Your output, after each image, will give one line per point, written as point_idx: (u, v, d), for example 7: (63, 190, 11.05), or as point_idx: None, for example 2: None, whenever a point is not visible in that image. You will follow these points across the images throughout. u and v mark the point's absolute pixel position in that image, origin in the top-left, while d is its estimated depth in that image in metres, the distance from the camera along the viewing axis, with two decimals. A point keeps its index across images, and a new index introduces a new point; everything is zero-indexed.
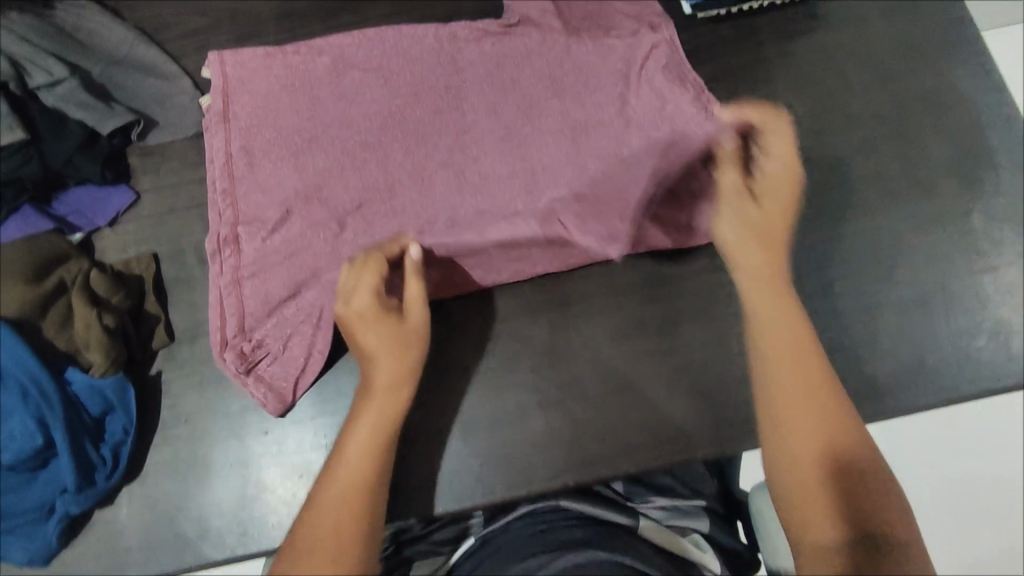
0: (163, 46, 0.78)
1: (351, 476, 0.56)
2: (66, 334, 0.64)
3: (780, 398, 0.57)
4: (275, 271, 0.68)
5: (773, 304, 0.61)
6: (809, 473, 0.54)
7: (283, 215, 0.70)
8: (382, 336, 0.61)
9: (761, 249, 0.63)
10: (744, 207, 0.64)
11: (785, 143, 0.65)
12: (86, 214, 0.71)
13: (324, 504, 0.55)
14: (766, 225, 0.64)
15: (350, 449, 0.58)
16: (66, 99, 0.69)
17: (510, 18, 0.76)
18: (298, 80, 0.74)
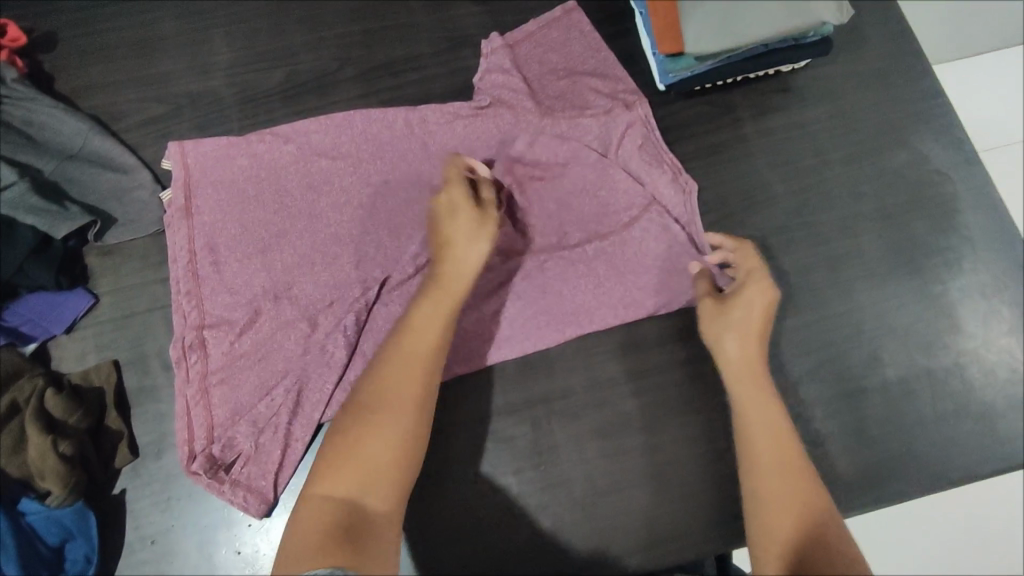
0: (122, 136, 0.75)
1: (413, 354, 0.58)
2: (18, 460, 0.59)
3: (744, 405, 0.60)
4: (248, 375, 0.66)
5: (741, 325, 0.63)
6: (773, 469, 0.56)
7: (252, 316, 0.67)
8: (462, 241, 0.63)
9: (749, 372, 0.61)
10: (726, 344, 0.62)
11: (762, 291, 0.63)
12: (41, 323, 0.68)
13: (372, 404, 0.55)
14: (747, 365, 0.61)
15: (416, 329, 0.59)
16: (15, 204, 0.65)
17: (481, 100, 0.75)
18: (265, 170, 0.72)
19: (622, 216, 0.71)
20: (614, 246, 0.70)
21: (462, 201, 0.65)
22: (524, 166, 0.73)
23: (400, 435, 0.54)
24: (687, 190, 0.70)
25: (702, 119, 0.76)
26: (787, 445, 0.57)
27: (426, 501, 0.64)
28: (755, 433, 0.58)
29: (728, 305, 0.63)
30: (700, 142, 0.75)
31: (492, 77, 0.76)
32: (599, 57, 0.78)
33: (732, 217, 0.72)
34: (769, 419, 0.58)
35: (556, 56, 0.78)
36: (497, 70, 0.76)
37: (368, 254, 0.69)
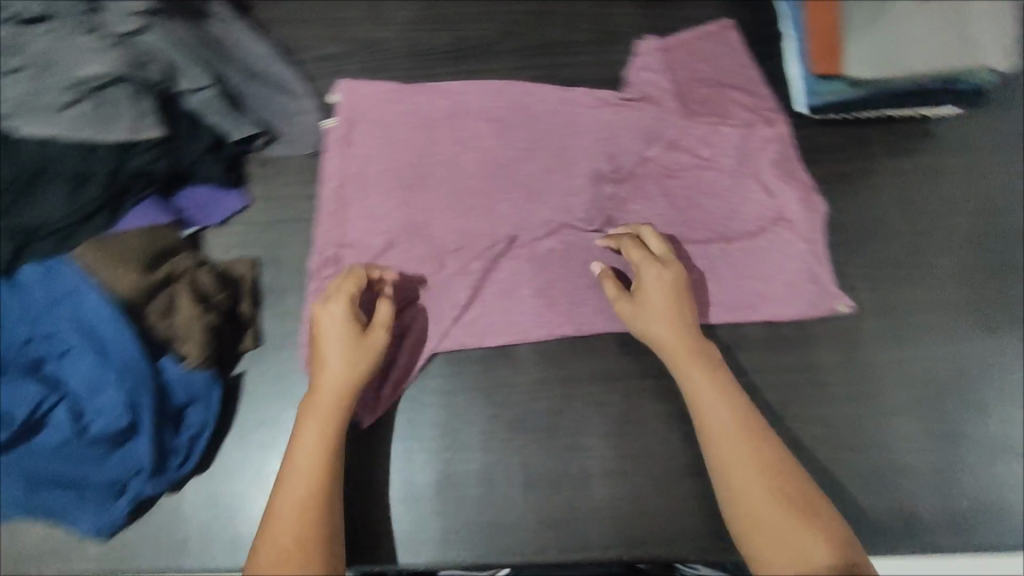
0: (300, 65, 0.83)
1: (309, 467, 0.58)
2: (167, 322, 0.66)
3: (725, 440, 0.60)
4: (372, 299, 0.71)
5: (707, 392, 0.62)
6: (764, 510, 0.57)
7: (386, 245, 0.72)
8: (337, 361, 0.62)
9: (685, 359, 0.64)
10: (656, 327, 0.65)
11: (653, 270, 0.67)
12: (202, 210, 0.75)
13: (269, 536, 0.55)
14: (680, 345, 0.65)
15: (303, 442, 0.59)
16: (204, 106, 0.72)
17: (630, 93, 0.80)
18: (419, 118, 0.78)
19: (751, 225, 0.74)
20: (739, 250, 0.73)
21: (342, 321, 0.63)
22: (657, 160, 0.77)
23: (297, 508, 0.57)
24: (816, 210, 0.74)
25: (838, 147, 0.78)
26: (755, 450, 0.59)
27: (514, 443, 0.66)
28: (723, 450, 0.60)
29: (642, 293, 0.66)
30: (832, 167, 0.77)
31: (644, 75, 0.81)
32: (746, 73, 0.82)
33: (852, 244, 0.74)
34: (731, 433, 0.60)
35: (705, 66, 0.81)
36: (648, 69, 0.81)
37: (502, 211, 0.74)
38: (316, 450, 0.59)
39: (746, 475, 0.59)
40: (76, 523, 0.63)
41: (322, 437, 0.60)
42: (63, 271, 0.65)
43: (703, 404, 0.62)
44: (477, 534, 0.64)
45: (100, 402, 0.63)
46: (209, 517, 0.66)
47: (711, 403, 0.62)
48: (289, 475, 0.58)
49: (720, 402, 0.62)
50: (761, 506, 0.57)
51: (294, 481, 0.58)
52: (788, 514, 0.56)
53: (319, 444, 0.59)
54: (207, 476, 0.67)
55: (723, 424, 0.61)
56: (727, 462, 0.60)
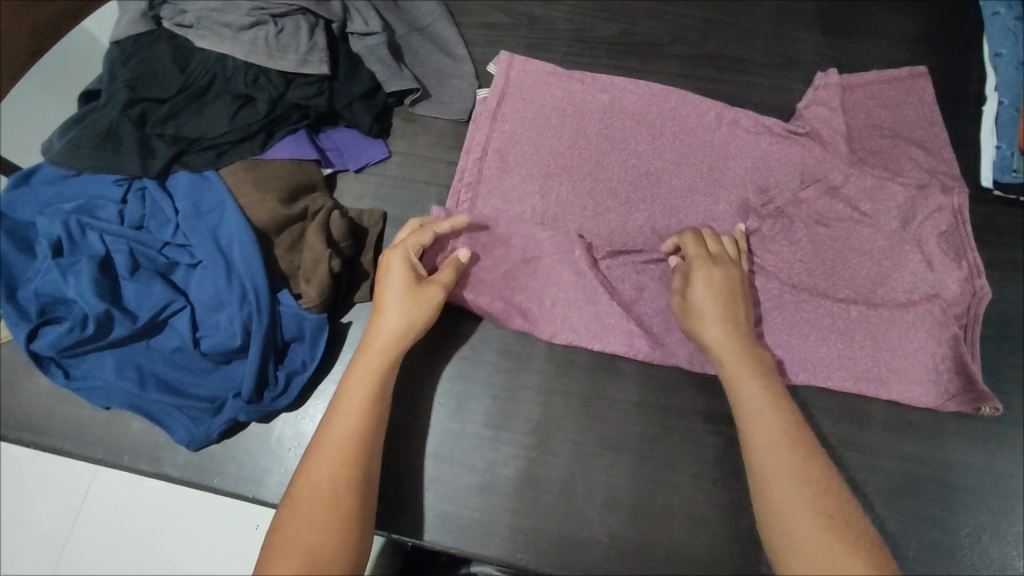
0: (460, 28, 0.82)
1: (350, 429, 0.55)
2: (290, 258, 0.68)
3: (756, 435, 0.55)
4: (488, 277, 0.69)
5: (747, 377, 0.58)
6: (799, 513, 0.50)
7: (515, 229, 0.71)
8: (395, 314, 0.61)
9: (737, 359, 0.59)
10: (707, 328, 0.61)
11: (704, 269, 0.63)
12: (341, 154, 0.75)
13: (300, 501, 0.51)
14: (732, 347, 0.60)
15: (343, 410, 0.57)
16: (369, 51, 0.74)
17: (797, 126, 0.74)
18: (572, 108, 0.76)
19: (903, 295, 0.69)
20: (880, 318, 0.68)
21: (400, 283, 0.62)
22: (812, 205, 0.72)
23: (332, 475, 0.53)
24: (978, 294, 0.68)
25: (1016, 232, 0.71)
26: (796, 462, 0.52)
27: (602, 461, 0.64)
28: (763, 460, 0.53)
29: (694, 292, 0.62)
30: (1004, 253, 0.70)
31: (817, 109, 0.75)
32: (929, 130, 0.75)
33: (1005, 340, 0.68)
34: (774, 443, 0.54)
35: (884, 113, 0.75)
36: (823, 104, 0.75)
37: (638, 221, 0.72)
38: (359, 406, 0.57)
39: (782, 486, 0.51)
40: (170, 429, 0.64)
41: (362, 413, 0.57)
42: (212, 184, 0.68)
43: (749, 411, 0.56)
44: (549, 542, 0.62)
45: (217, 318, 0.65)
46: (289, 456, 0.66)
47: (759, 409, 0.56)
48: (350, 380, 0.58)
49: (768, 407, 0.56)
50: (797, 516, 0.49)
51: (329, 451, 0.54)
52: (825, 525, 0.49)
53: (364, 402, 0.57)
54: (298, 414, 0.67)
55: (759, 416, 0.56)
56: (765, 471, 0.53)
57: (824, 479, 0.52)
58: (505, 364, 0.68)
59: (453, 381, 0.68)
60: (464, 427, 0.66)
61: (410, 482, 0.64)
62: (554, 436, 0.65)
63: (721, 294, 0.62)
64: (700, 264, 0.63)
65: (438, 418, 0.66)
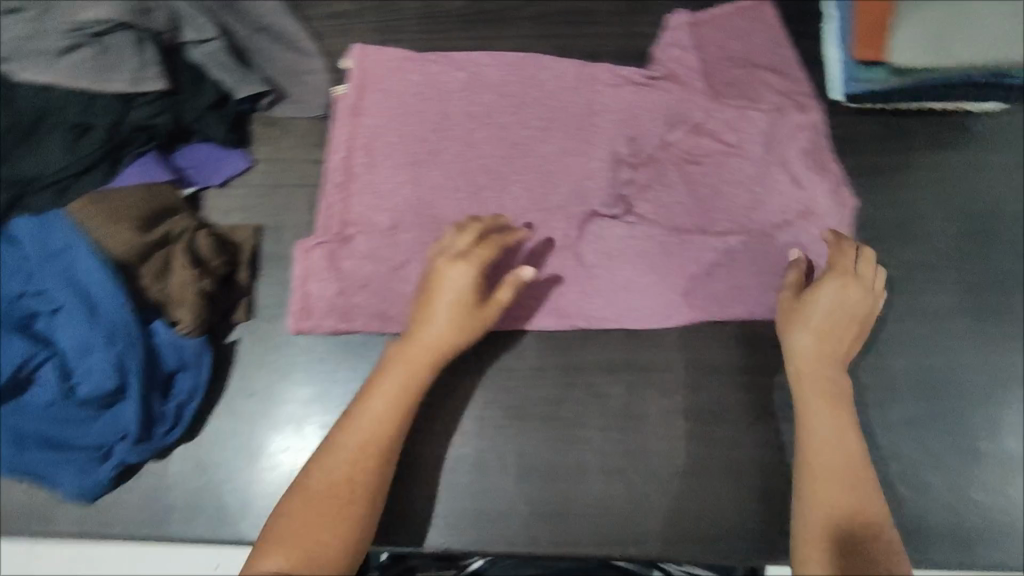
0: (306, 22, 0.79)
1: (364, 438, 0.58)
2: (159, 285, 0.64)
3: (826, 429, 0.59)
4: (367, 276, 0.68)
5: (819, 379, 0.61)
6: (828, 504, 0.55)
7: (392, 223, 0.70)
8: (444, 324, 0.61)
9: (811, 379, 0.61)
10: (797, 333, 0.62)
11: (831, 285, 0.63)
12: (201, 171, 0.72)
13: (315, 489, 0.56)
14: (819, 356, 0.62)
15: (365, 412, 0.59)
16: (210, 59, 0.70)
17: (655, 71, 0.75)
18: (433, 90, 0.75)
19: (777, 217, 0.70)
20: (759, 244, 0.69)
21: (461, 292, 0.61)
22: (681, 145, 0.73)
23: (347, 475, 0.57)
24: (845, 205, 0.70)
25: (875, 138, 0.73)
26: (837, 495, 0.56)
27: (510, 431, 0.64)
28: (814, 493, 0.56)
29: (813, 300, 0.63)
30: (865, 160, 0.73)
31: (670, 51, 0.76)
32: (780, 55, 0.76)
33: (878, 243, 0.70)
34: (830, 467, 0.57)
35: (737, 43, 0.76)
36: (675, 45, 0.76)
37: (515, 191, 0.71)
38: (388, 415, 0.59)
39: (819, 520, 0.55)
40: (59, 484, 0.62)
41: (386, 420, 0.59)
42: (57, 225, 0.64)
43: (819, 439, 0.59)
44: (469, 519, 0.62)
45: (89, 363, 0.61)
46: (194, 487, 0.64)
47: (824, 440, 0.59)
48: (376, 395, 0.60)
49: (834, 439, 0.59)
50: (821, 548, 0.53)
51: (343, 452, 0.57)
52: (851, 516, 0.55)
53: (388, 411, 0.59)
54: (195, 445, 0.65)
55: (846, 423, 0.59)
56: (815, 494, 0.56)
57: (863, 506, 0.56)
58: None
59: (354, 382, 0.67)
60: None
61: None
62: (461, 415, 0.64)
63: (826, 308, 0.62)
64: (824, 282, 0.63)
65: (341, 424, 0.66)
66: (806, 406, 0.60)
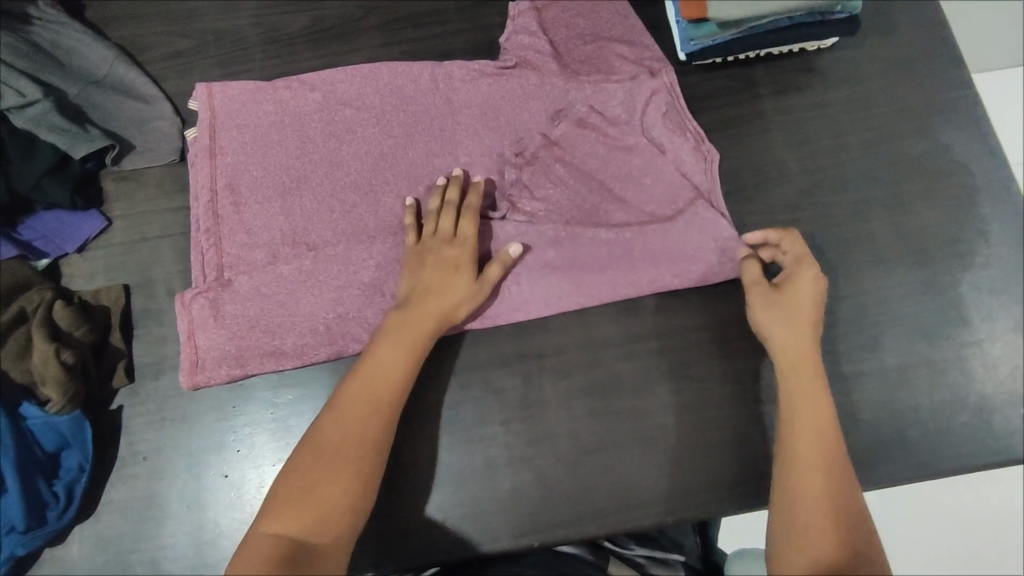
0: (146, 67, 0.76)
1: (367, 398, 0.58)
2: (25, 365, 0.61)
3: (807, 399, 0.58)
4: (255, 317, 0.66)
5: (804, 350, 0.60)
6: (814, 486, 0.55)
7: (270, 258, 0.68)
8: (445, 293, 0.62)
9: (794, 355, 0.60)
10: (773, 327, 0.61)
11: (810, 276, 0.62)
12: (54, 240, 0.69)
13: (327, 441, 0.56)
14: (798, 348, 0.60)
15: (378, 368, 0.59)
16: (37, 122, 0.66)
17: (506, 60, 0.75)
18: (289, 116, 0.72)
19: (667, 208, 0.70)
20: (653, 233, 0.68)
21: (459, 268, 0.63)
22: (544, 128, 0.73)
23: (359, 433, 0.57)
24: (708, 159, 0.72)
25: (724, 93, 0.75)
26: (820, 460, 0.56)
27: (414, 443, 0.64)
28: (796, 468, 0.56)
29: (786, 294, 0.62)
30: (717, 116, 0.75)
31: (518, 38, 0.76)
32: (627, 24, 0.77)
33: (741, 193, 0.72)
34: (811, 445, 0.57)
35: (583, 21, 0.77)
36: (522, 32, 0.76)
37: (386, 203, 0.70)
38: (393, 370, 0.59)
39: (803, 496, 0.55)
40: None
41: (396, 379, 0.59)
42: None
43: (794, 412, 0.58)
44: (382, 539, 0.62)
45: None
46: (97, 565, 0.62)
47: (803, 413, 0.58)
48: (375, 392, 0.58)
49: (810, 412, 0.58)
50: (802, 525, 0.54)
51: (346, 412, 0.57)
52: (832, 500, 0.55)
53: (405, 372, 0.60)
54: (92, 522, 0.63)
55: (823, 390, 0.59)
56: (797, 475, 0.56)
57: (842, 477, 0.56)
58: (295, 389, 0.66)
59: (249, 425, 0.65)
60: (270, 465, 0.64)
61: (233, 538, 0.63)
62: None
63: (804, 301, 0.61)
64: (802, 272, 0.62)
65: (243, 468, 0.64)
66: (787, 381, 0.60)
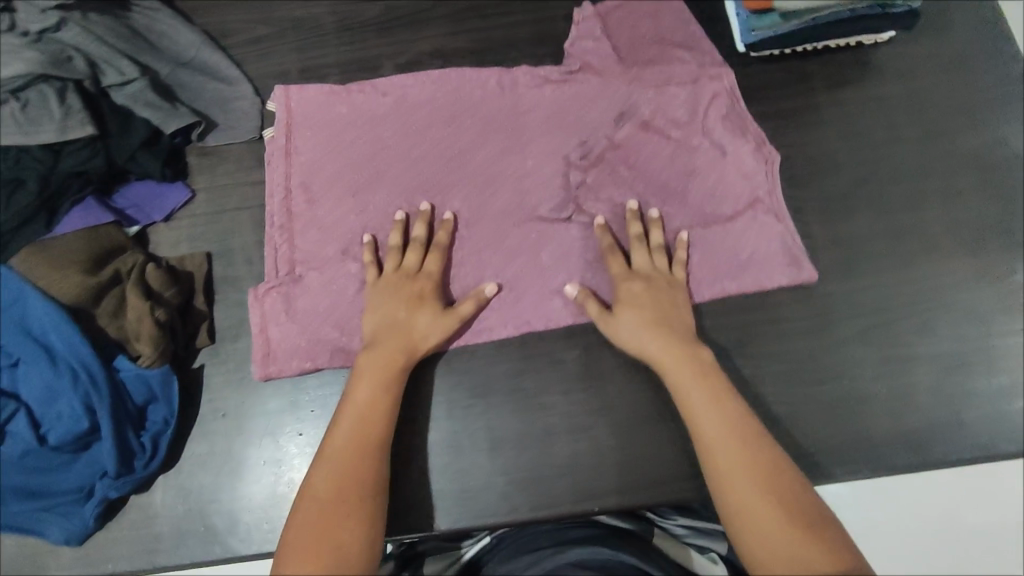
0: (228, 51, 0.81)
1: (351, 439, 0.59)
2: (117, 323, 0.66)
3: (708, 424, 0.59)
4: (326, 311, 0.69)
5: (686, 376, 0.62)
6: (756, 509, 0.54)
7: (340, 254, 0.71)
8: (406, 326, 0.65)
9: (658, 345, 0.63)
10: (637, 338, 0.64)
11: (638, 285, 0.66)
12: (144, 209, 0.73)
13: (322, 491, 0.57)
14: (668, 356, 0.63)
15: (353, 408, 0.61)
16: (135, 99, 0.71)
17: (571, 64, 0.76)
18: (362, 118, 0.74)
19: (727, 208, 0.72)
20: (713, 236, 0.71)
21: (422, 302, 0.66)
22: (619, 104, 0.75)
23: (348, 475, 0.58)
24: (770, 160, 0.73)
25: (781, 83, 0.78)
26: (751, 480, 0.55)
27: (477, 410, 0.67)
28: (732, 492, 0.56)
29: (625, 307, 0.65)
30: (774, 105, 0.77)
31: (582, 43, 0.77)
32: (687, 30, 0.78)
33: (798, 179, 0.74)
34: (733, 466, 0.56)
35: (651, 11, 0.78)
36: (587, 37, 0.77)
37: (463, 175, 0.72)
38: (374, 411, 0.61)
39: (751, 521, 0.54)
40: (45, 532, 0.63)
41: (373, 412, 0.61)
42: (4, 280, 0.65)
43: (695, 409, 0.60)
44: (447, 498, 0.65)
45: (56, 409, 0.62)
46: (179, 513, 0.65)
47: (703, 407, 0.60)
48: (354, 433, 0.60)
49: (709, 402, 0.60)
50: (764, 552, 0.52)
51: (332, 459, 0.58)
52: (781, 514, 0.53)
53: (378, 406, 0.61)
54: (175, 473, 0.66)
55: (733, 407, 0.60)
56: (735, 501, 0.55)
57: (787, 487, 0.55)
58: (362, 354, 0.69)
59: (322, 388, 0.69)
60: None
61: None
62: (430, 399, 0.68)
63: (650, 312, 0.65)
64: (631, 284, 0.66)
65: (316, 427, 0.68)
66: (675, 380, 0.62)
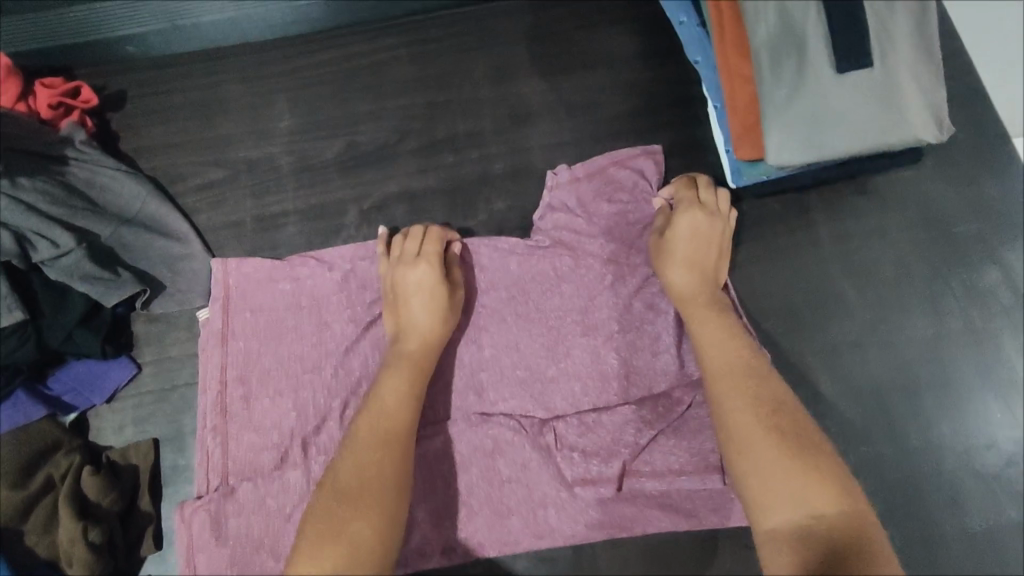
0: (179, 199, 0.75)
1: (375, 428, 0.57)
2: (47, 539, 0.59)
3: (735, 417, 0.55)
4: (261, 534, 0.62)
5: (716, 341, 0.60)
6: (774, 459, 0.52)
7: (277, 461, 0.64)
8: (422, 313, 0.63)
9: (716, 348, 0.60)
10: (673, 271, 0.64)
11: (690, 220, 0.65)
12: (83, 393, 0.66)
13: (347, 480, 0.54)
14: (714, 328, 0.61)
15: (382, 397, 0.59)
16: (70, 272, 0.62)
17: (539, 240, 0.70)
18: (306, 298, 0.68)
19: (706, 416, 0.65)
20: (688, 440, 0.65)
21: (429, 283, 0.64)
22: (618, 259, 0.69)
23: (367, 463, 0.55)
24: None
25: (776, 218, 0.72)
26: (776, 433, 0.53)
27: None
28: (751, 443, 0.53)
29: (672, 234, 0.65)
30: (770, 244, 0.71)
31: (554, 215, 0.71)
32: None
33: (800, 328, 0.68)
34: (760, 431, 0.53)
35: (650, 158, 0.72)
36: (559, 209, 0.71)
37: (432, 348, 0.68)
38: (393, 401, 0.59)
39: (767, 469, 0.51)
40: None
41: (399, 407, 0.59)
42: None
43: (722, 366, 0.58)
44: None
45: None
46: None
47: (722, 358, 0.59)
48: (367, 422, 0.57)
49: (739, 370, 0.57)
50: (777, 488, 0.51)
51: (353, 453, 0.55)
52: (800, 472, 0.51)
53: (396, 395, 0.59)
54: None
55: (768, 388, 0.56)
56: (744, 458, 0.53)
57: (822, 460, 0.52)
58: None
59: None
60: None
61: None
62: None
63: (706, 252, 0.65)
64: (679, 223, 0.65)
65: None
66: (710, 333, 0.61)
